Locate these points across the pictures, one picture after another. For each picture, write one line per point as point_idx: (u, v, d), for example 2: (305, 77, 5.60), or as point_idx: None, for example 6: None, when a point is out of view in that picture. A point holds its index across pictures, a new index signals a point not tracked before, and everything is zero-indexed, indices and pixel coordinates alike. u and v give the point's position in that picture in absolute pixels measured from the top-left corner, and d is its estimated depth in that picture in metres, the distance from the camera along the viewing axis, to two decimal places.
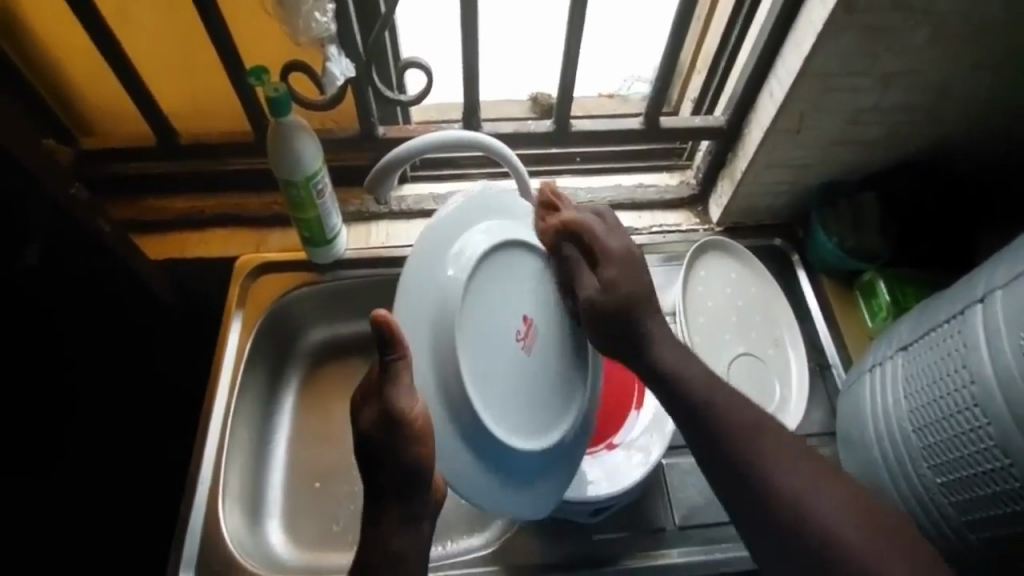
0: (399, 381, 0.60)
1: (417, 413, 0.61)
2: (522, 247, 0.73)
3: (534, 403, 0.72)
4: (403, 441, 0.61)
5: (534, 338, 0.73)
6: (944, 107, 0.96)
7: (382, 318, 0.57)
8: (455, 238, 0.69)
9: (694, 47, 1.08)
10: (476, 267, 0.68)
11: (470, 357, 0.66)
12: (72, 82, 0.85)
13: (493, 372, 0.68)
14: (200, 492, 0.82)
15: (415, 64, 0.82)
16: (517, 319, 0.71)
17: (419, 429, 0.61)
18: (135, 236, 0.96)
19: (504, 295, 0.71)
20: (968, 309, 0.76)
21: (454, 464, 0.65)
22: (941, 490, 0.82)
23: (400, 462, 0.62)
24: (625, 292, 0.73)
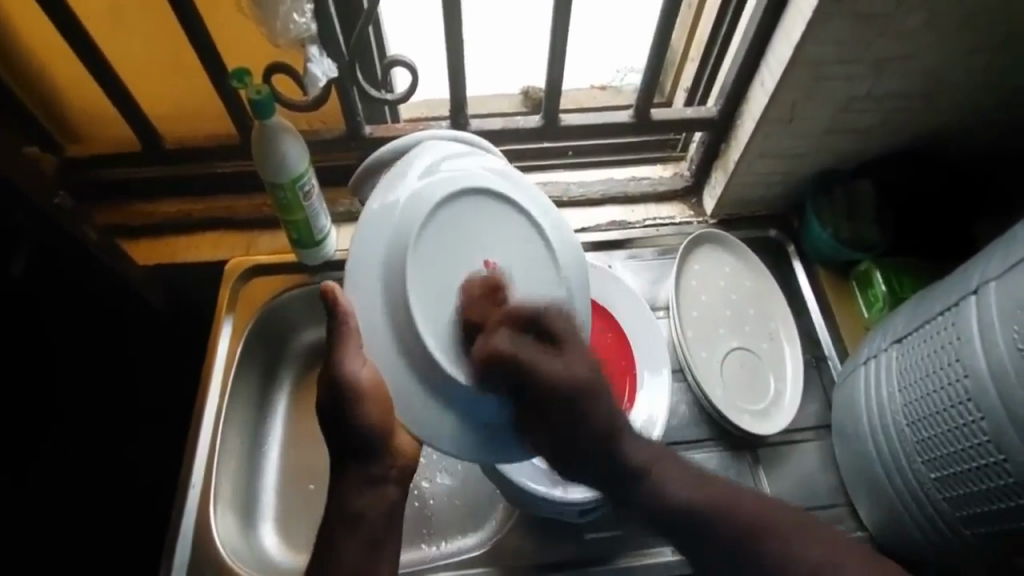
0: (344, 345, 0.65)
1: (362, 372, 0.65)
2: (479, 193, 0.69)
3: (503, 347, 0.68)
4: (352, 400, 0.65)
5: (501, 284, 0.68)
6: (939, 93, 0.94)
7: (326, 287, 0.64)
8: (402, 187, 0.67)
9: (685, 36, 1.06)
10: (426, 217, 0.65)
11: (425, 306, 0.64)
12: (54, 89, 0.84)
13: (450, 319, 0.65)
14: (191, 497, 0.83)
15: (399, 61, 0.81)
16: (476, 264, 0.68)
17: (368, 390, 0.65)
18: (122, 241, 0.96)
19: (464, 243, 0.68)
20: (962, 302, 0.76)
21: (417, 412, 0.65)
22: (935, 485, 0.82)
23: (353, 423, 0.67)
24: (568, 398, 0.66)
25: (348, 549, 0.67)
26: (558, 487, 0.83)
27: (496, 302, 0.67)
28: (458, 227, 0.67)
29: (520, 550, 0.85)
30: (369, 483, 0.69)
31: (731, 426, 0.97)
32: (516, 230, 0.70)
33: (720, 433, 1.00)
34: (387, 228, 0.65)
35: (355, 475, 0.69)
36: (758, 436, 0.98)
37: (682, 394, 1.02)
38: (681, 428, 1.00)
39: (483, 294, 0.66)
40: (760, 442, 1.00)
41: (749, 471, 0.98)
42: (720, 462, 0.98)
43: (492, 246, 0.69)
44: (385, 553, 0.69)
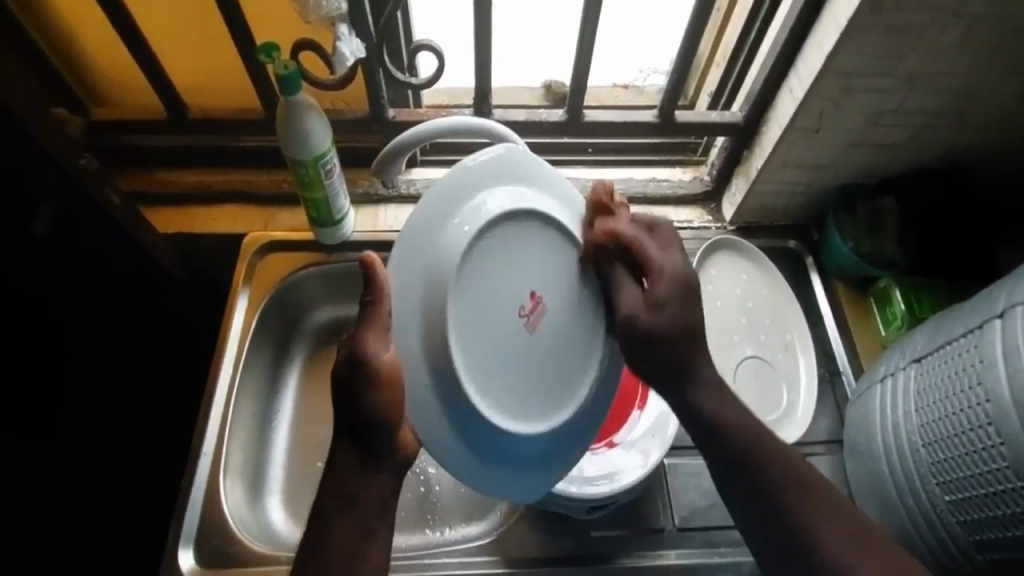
0: (370, 324, 0.61)
1: (383, 360, 0.61)
2: (539, 218, 0.68)
3: (531, 381, 0.68)
4: (365, 387, 0.61)
5: (541, 317, 0.68)
6: (971, 112, 0.92)
7: (368, 259, 0.61)
8: (470, 195, 0.65)
9: (713, 39, 1.06)
10: (474, 237, 0.63)
11: (463, 330, 0.63)
12: (81, 51, 0.85)
13: (488, 349, 0.65)
14: (201, 468, 0.81)
15: (427, 46, 0.81)
16: (522, 295, 0.66)
17: (385, 379, 0.61)
18: (142, 208, 0.96)
19: (508, 269, 0.66)
20: (986, 324, 0.74)
21: (425, 419, 0.64)
22: (948, 508, 0.79)
23: (363, 407, 0.62)
24: (664, 319, 0.68)
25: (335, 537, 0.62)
26: (567, 482, 0.81)
27: (533, 335, 0.67)
28: (507, 250, 0.66)
29: (521, 544, 0.83)
30: (361, 468, 0.63)
31: None
32: (564, 263, 0.70)
33: None
34: (434, 239, 0.63)
35: (349, 460, 0.64)
36: None
37: None
38: None
39: (603, 213, 0.73)
40: None
41: None
42: None
43: (537, 275, 0.68)
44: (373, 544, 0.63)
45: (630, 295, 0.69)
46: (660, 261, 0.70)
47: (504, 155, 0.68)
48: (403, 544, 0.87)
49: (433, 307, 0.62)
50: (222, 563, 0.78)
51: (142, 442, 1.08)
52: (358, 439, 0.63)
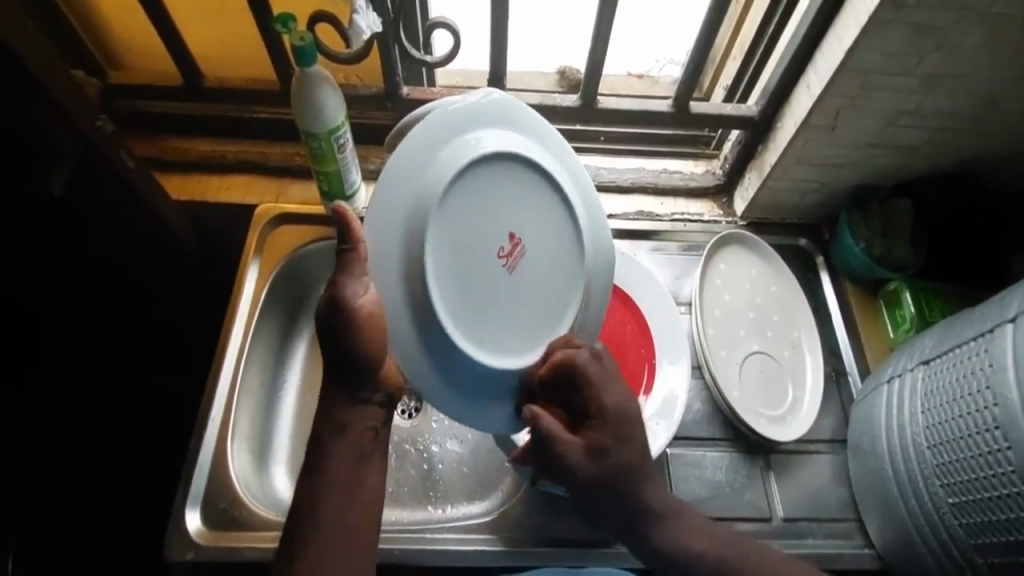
0: (348, 272, 0.61)
1: (365, 304, 0.61)
2: (518, 163, 0.68)
3: (510, 323, 0.68)
4: (347, 332, 0.61)
5: (520, 258, 0.68)
6: (991, 115, 0.91)
7: (339, 210, 0.60)
8: (458, 134, 0.66)
9: (731, 32, 1.05)
10: (451, 179, 0.63)
11: (442, 267, 0.63)
12: (99, 14, 0.85)
13: (466, 285, 0.65)
14: (209, 432, 0.81)
15: (442, 24, 0.81)
16: (502, 236, 0.67)
17: (364, 323, 0.61)
18: (157, 174, 0.96)
19: (491, 209, 0.67)
20: (997, 329, 0.73)
21: (412, 360, 0.65)
22: (951, 510, 0.78)
23: (350, 350, 0.62)
24: (614, 458, 0.66)
25: (329, 485, 0.62)
26: None
27: (509, 274, 0.67)
28: (490, 191, 0.66)
29: (522, 522, 0.83)
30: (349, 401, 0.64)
31: (747, 428, 0.94)
32: (547, 208, 0.70)
33: (734, 434, 0.97)
34: (419, 172, 0.64)
35: (339, 395, 0.64)
36: (771, 442, 0.95)
37: (698, 391, 0.99)
38: (696, 425, 0.96)
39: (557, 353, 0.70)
40: (773, 448, 0.97)
41: (761, 475, 0.95)
42: (732, 462, 0.95)
43: (516, 214, 0.68)
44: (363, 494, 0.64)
45: (569, 440, 0.66)
46: (600, 395, 0.68)
47: (500, 100, 0.70)
48: (404, 519, 0.86)
49: (415, 239, 0.63)
50: (229, 526, 0.78)
51: (156, 403, 1.10)
52: (343, 375, 0.64)
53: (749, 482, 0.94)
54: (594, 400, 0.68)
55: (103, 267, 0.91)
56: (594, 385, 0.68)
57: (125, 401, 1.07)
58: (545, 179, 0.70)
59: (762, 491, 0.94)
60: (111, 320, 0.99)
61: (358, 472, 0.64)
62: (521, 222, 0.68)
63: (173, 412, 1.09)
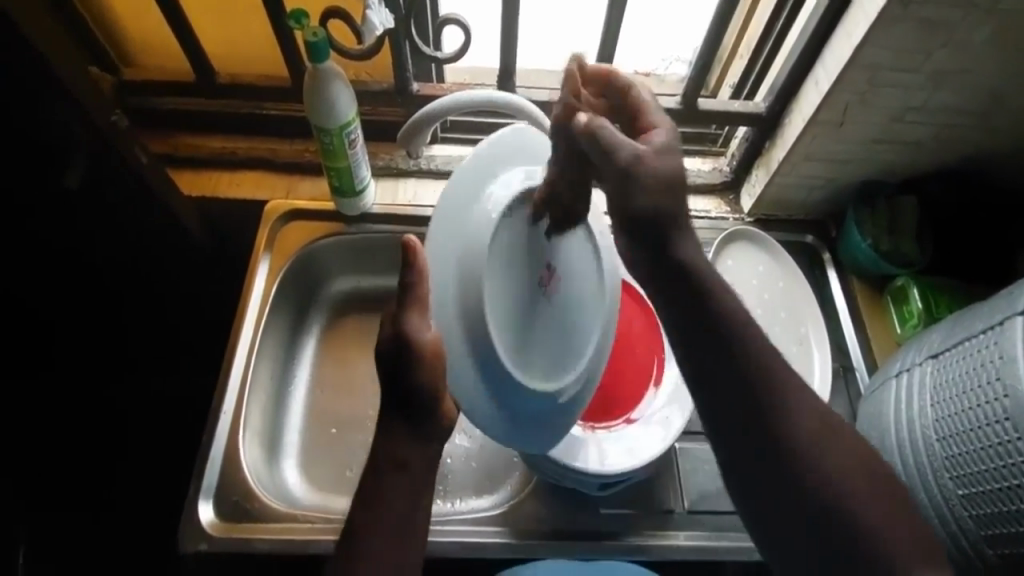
0: (415, 305, 0.60)
1: (429, 338, 0.61)
2: None
3: (555, 349, 0.70)
4: (411, 366, 0.60)
5: (558, 284, 0.70)
6: (998, 111, 0.91)
7: (410, 243, 0.59)
8: (491, 176, 0.67)
9: (738, 30, 1.05)
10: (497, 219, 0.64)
11: (495, 302, 0.64)
12: (114, 11, 0.86)
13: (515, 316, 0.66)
14: (222, 426, 0.82)
15: (454, 21, 0.82)
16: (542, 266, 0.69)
17: (430, 355, 0.60)
18: (169, 170, 0.97)
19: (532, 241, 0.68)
20: (1006, 322, 0.73)
21: (471, 398, 0.64)
22: (961, 502, 0.78)
23: (414, 383, 0.61)
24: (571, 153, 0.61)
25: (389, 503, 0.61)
26: (582, 456, 0.81)
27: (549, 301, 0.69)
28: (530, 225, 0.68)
29: (531, 516, 0.83)
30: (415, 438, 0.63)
31: None
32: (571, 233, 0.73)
33: None
34: (463, 217, 0.64)
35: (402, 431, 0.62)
36: None
37: None
38: None
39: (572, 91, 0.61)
40: None
41: None
42: None
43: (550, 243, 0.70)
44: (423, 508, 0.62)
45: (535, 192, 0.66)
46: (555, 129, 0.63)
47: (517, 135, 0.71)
48: None
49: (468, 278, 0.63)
50: (241, 517, 0.78)
51: (165, 399, 1.10)
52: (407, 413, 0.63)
53: None
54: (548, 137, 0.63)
55: (115, 263, 0.92)
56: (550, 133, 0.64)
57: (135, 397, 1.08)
58: None
59: None
60: (123, 315, 1.00)
61: (415, 514, 0.61)
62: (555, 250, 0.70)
63: (183, 408, 1.10)
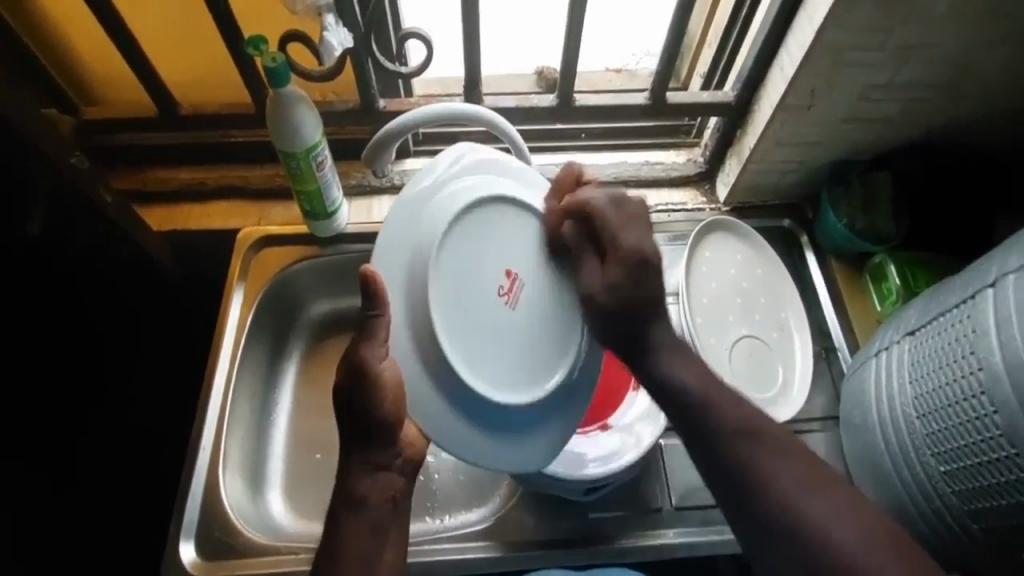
0: (375, 332, 0.64)
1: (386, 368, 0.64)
2: (498, 204, 0.70)
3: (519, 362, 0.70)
4: (367, 393, 0.63)
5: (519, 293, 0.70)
6: (963, 83, 0.92)
7: (366, 272, 0.63)
8: (433, 199, 0.69)
9: (703, 20, 1.05)
10: (442, 237, 0.67)
11: (445, 318, 0.66)
12: (68, 48, 0.84)
13: (471, 329, 0.68)
14: (202, 461, 0.82)
15: (415, 33, 0.81)
16: (499, 275, 0.69)
17: (385, 386, 0.64)
18: (136, 208, 0.96)
19: (484, 249, 0.69)
20: (979, 294, 0.74)
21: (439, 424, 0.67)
22: (943, 478, 0.80)
23: (369, 413, 0.65)
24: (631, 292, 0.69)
25: (353, 537, 0.65)
26: (567, 464, 0.82)
27: (514, 311, 0.70)
28: (479, 236, 0.69)
29: (523, 526, 0.84)
30: (373, 469, 0.67)
31: None
32: (533, 237, 0.72)
33: None
34: (411, 241, 0.67)
35: (359, 459, 0.66)
36: None
37: None
38: None
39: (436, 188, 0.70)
40: None
41: None
42: None
43: (507, 253, 0.70)
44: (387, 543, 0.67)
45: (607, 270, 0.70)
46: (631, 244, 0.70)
47: (466, 156, 0.73)
48: None
49: (415, 295, 0.66)
50: (224, 554, 0.79)
51: (149, 432, 1.09)
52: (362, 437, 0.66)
53: None
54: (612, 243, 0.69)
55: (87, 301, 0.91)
56: (614, 227, 0.69)
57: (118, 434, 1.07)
58: (531, 212, 0.72)
59: None
60: None
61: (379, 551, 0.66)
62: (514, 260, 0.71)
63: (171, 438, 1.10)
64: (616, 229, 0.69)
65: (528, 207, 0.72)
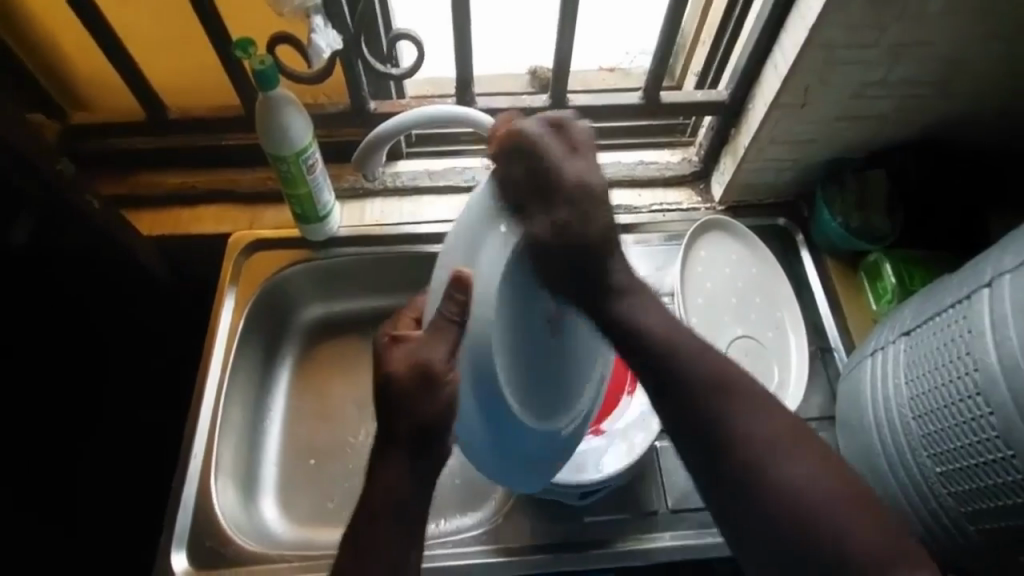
0: (441, 341, 0.58)
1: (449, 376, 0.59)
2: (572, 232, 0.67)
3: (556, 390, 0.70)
4: (426, 398, 0.59)
5: (564, 323, 0.70)
6: (957, 80, 0.92)
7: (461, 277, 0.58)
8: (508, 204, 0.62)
9: (697, 19, 1.04)
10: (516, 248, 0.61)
11: (505, 339, 0.62)
12: (55, 53, 0.83)
13: (521, 355, 0.65)
14: (193, 468, 0.82)
15: (406, 35, 0.80)
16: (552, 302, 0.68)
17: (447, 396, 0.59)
18: (126, 213, 0.95)
19: (544, 274, 0.66)
20: (974, 294, 0.74)
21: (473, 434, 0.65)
22: (940, 479, 0.80)
23: (416, 419, 0.59)
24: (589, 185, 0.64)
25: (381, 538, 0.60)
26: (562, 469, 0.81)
27: (557, 340, 0.69)
28: (545, 259, 0.65)
29: (519, 531, 0.84)
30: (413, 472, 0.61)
31: None
32: None
33: None
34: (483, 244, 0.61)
35: (396, 458, 0.60)
36: None
37: None
38: None
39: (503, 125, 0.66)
40: None
41: None
42: None
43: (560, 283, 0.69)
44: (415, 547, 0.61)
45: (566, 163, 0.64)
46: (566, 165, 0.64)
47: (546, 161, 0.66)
48: None
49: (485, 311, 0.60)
50: (216, 563, 0.79)
51: (140, 439, 1.08)
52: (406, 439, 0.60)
53: None
54: (553, 169, 0.63)
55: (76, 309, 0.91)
56: (557, 154, 0.64)
57: (109, 441, 1.06)
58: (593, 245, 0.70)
59: None
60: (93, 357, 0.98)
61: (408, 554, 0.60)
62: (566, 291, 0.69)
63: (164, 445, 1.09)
64: (565, 157, 0.65)
65: None
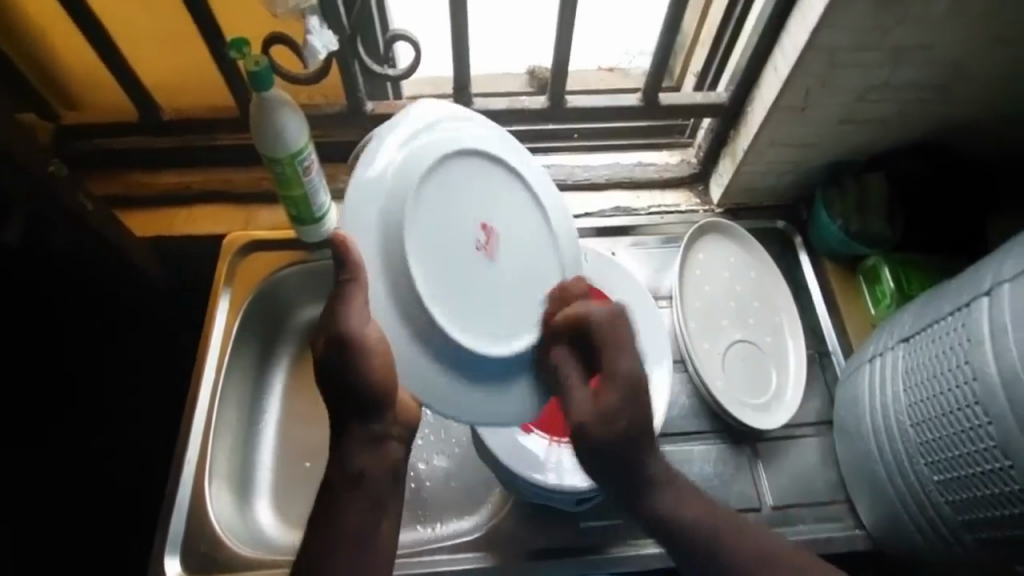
0: (350, 303, 0.59)
1: (366, 330, 0.59)
2: (471, 156, 0.68)
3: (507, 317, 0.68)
4: (354, 363, 0.60)
5: (495, 245, 0.68)
6: (959, 84, 0.91)
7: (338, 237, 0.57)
8: (399, 148, 0.62)
9: (698, 19, 1.03)
10: (417, 187, 0.61)
11: (428, 275, 0.61)
12: (47, 51, 0.82)
13: (456, 285, 0.64)
14: (187, 471, 0.81)
15: (403, 36, 0.79)
16: (476, 229, 0.67)
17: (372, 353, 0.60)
18: (119, 213, 0.95)
19: (459, 204, 0.66)
20: (974, 302, 0.73)
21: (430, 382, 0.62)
22: (937, 488, 0.80)
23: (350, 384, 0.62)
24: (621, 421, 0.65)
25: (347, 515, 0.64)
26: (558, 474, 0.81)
27: (493, 264, 0.68)
28: (453, 192, 0.65)
29: (515, 535, 0.84)
30: (369, 441, 0.65)
31: (733, 420, 0.95)
32: (504, 189, 0.71)
33: (721, 426, 0.98)
34: (381, 196, 0.60)
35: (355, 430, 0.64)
36: (758, 431, 0.96)
37: (683, 385, 1.00)
38: (680, 420, 0.98)
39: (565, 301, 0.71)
40: (762, 436, 0.98)
41: (748, 465, 0.96)
42: (719, 455, 0.97)
43: (483, 208, 0.68)
44: (385, 515, 0.66)
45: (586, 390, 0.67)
46: (615, 364, 0.66)
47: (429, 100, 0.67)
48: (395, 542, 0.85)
49: (393, 255, 0.59)
50: (208, 568, 0.78)
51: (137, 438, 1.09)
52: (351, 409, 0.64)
53: (736, 475, 0.96)
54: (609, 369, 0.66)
55: None
56: (607, 353, 0.67)
57: (105, 441, 1.07)
58: (501, 163, 0.71)
59: (750, 481, 0.96)
60: None
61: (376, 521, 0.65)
62: (490, 214, 0.69)
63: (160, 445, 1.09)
64: (612, 347, 0.67)
65: (499, 158, 0.71)
